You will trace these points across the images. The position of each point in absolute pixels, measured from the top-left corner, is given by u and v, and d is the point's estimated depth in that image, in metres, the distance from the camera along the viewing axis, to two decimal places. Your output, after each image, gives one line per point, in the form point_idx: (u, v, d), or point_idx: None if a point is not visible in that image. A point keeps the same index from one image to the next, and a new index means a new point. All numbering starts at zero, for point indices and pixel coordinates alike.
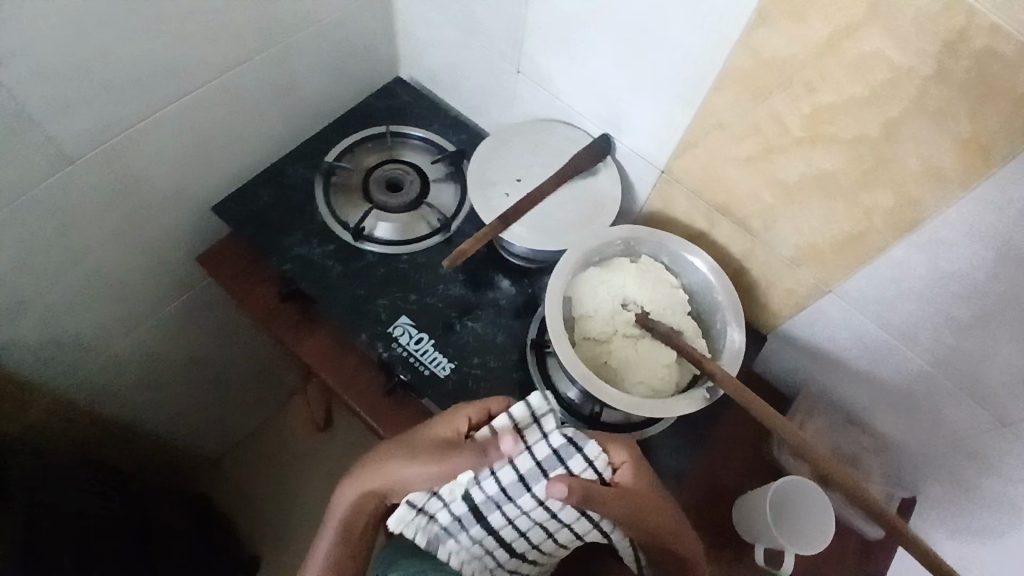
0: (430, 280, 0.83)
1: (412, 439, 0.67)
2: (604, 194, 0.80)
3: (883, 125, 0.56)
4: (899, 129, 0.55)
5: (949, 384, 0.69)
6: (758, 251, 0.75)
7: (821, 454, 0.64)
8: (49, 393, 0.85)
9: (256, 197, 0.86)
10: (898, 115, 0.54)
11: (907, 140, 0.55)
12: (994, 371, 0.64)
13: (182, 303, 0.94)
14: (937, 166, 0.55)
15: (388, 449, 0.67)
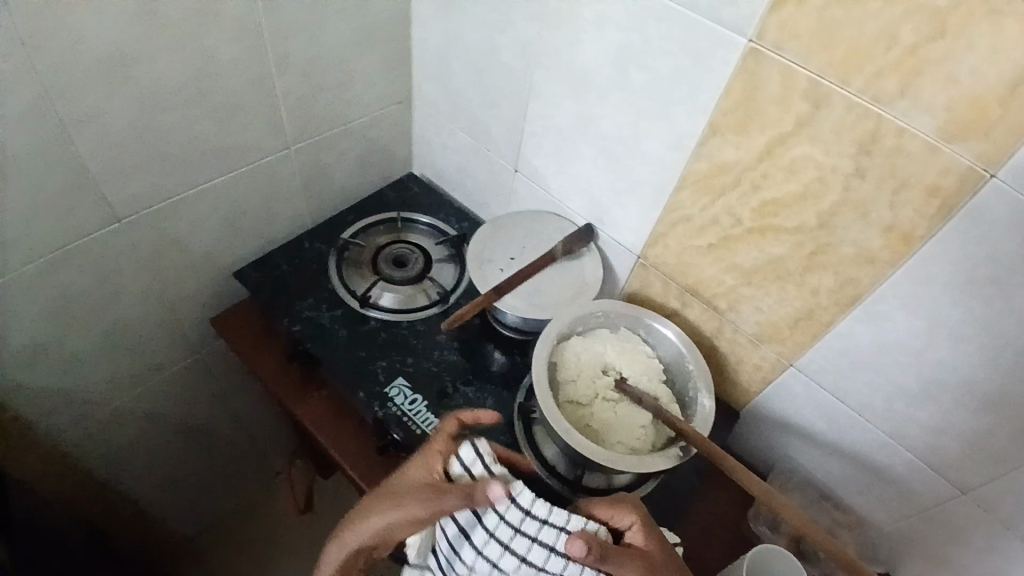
0: (427, 347, 0.90)
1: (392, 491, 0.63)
2: (588, 274, 0.90)
3: (819, 215, 0.66)
4: (834, 219, 0.65)
5: (909, 453, 0.74)
6: (725, 329, 0.84)
7: (789, 510, 0.68)
8: (45, 444, 0.86)
9: (274, 268, 0.95)
10: (827, 207, 0.65)
11: (839, 231, 0.66)
12: (946, 437, 0.69)
13: (188, 364, 0.99)
14: (868, 251, 0.65)
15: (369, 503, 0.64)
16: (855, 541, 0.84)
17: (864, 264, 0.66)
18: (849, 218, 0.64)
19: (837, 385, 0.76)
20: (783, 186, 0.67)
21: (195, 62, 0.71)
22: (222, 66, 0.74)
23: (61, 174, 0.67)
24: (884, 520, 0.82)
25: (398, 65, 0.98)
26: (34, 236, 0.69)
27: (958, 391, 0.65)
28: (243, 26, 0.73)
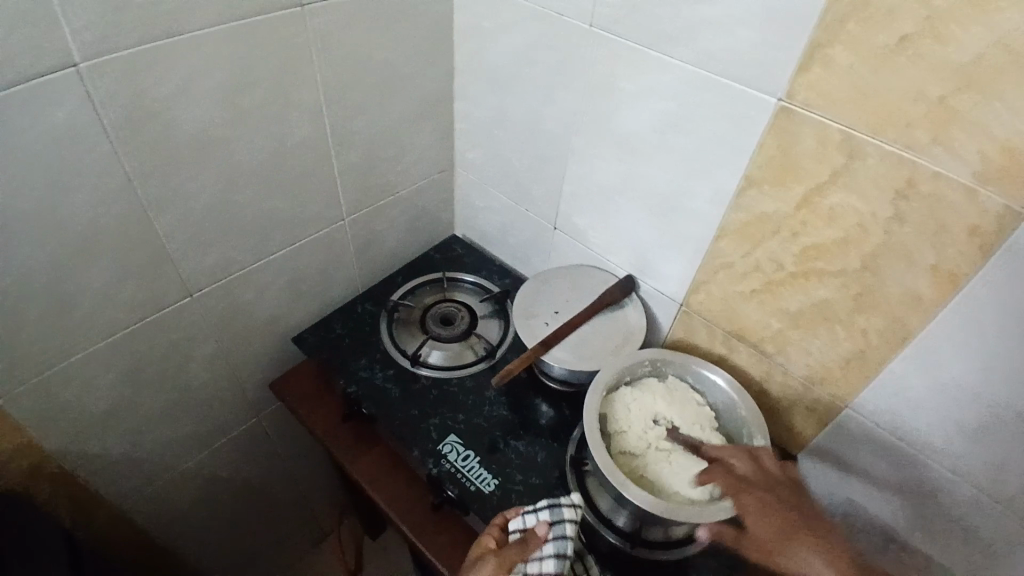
0: (477, 402, 0.92)
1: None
2: (632, 326, 0.92)
3: (863, 258, 0.68)
4: (876, 262, 0.67)
5: (975, 494, 0.72)
6: (776, 374, 0.84)
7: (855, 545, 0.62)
8: (112, 511, 0.89)
9: (330, 330, 1.00)
10: (870, 250, 0.67)
11: (885, 273, 0.67)
12: (1011, 480, 0.67)
13: (248, 427, 1.03)
14: (915, 291, 0.66)
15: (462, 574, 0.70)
16: None
17: (912, 304, 0.67)
18: (892, 260, 0.66)
19: (895, 427, 0.75)
20: (823, 233, 0.70)
21: (265, 147, 0.78)
22: (288, 148, 0.81)
23: (144, 253, 0.73)
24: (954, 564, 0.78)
25: (442, 137, 1.05)
26: (117, 307, 0.74)
27: (1019, 429, 0.64)
28: (308, 112, 0.80)
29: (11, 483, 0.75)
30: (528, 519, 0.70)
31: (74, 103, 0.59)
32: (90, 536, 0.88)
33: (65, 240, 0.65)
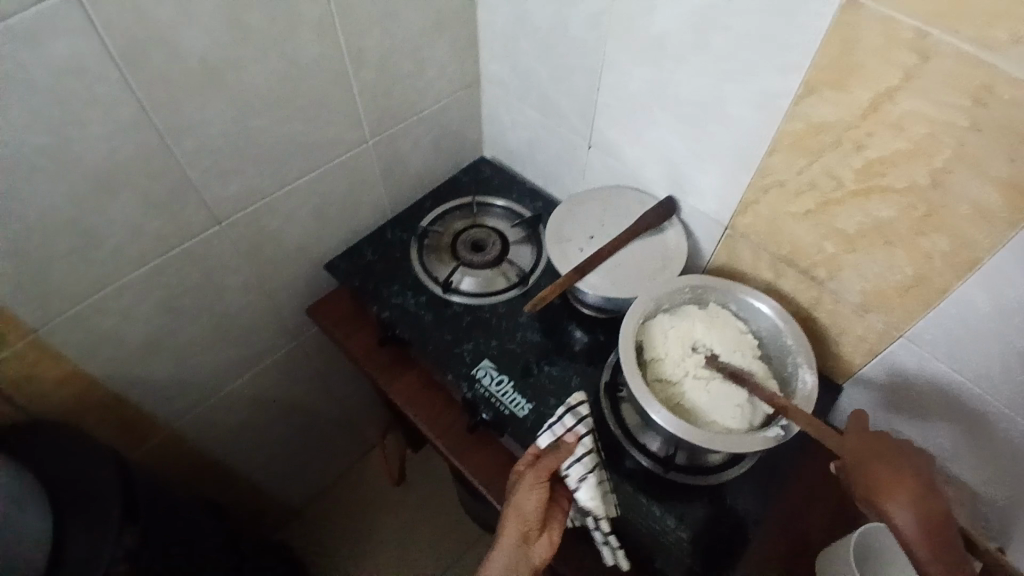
0: (510, 327, 0.91)
1: (501, 532, 0.66)
2: (671, 249, 0.88)
3: (930, 174, 0.61)
4: (946, 177, 0.60)
5: None
6: (825, 299, 0.80)
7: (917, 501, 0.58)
8: (167, 428, 0.95)
9: (361, 256, 0.99)
10: (939, 165, 0.60)
11: (955, 190, 0.60)
12: None
13: (288, 350, 1.06)
14: (988, 211, 0.59)
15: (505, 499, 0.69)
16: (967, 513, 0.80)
17: (983, 225, 0.60)
18: (965, 176, 0.58)
19: (953, 355, 0.70)
20: (887, 146, 0.62)
21: (277, 66, 0.74)
22: (302, 69, 0.77)
23: (166, 183, 0.72)
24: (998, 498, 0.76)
25: (466, 48, 0.97)
26: (146, 239, 0.75)
27: None
28: (319, 27, 0.75)
29: (69, 405, 0.80)
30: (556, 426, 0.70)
31: (72, 33, 0.56)
32: (149, 451, 0.95)
33: (84, 173, 0.64)
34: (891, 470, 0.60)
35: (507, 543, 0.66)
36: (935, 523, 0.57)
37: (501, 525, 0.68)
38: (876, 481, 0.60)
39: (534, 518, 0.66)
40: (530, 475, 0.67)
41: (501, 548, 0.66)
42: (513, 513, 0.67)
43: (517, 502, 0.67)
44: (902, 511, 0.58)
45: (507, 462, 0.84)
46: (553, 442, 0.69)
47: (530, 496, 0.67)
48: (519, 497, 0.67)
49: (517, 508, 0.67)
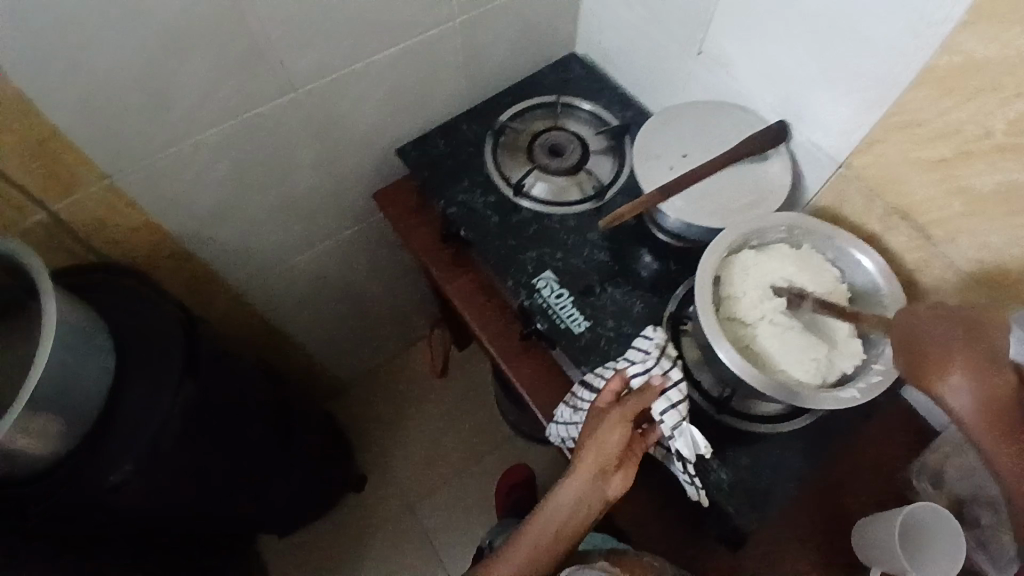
0: (578, 243, 0.87)
1: (577, 462, 0.65)
2: (773, 180, 0.79)
3: None
4: None
5: None
6: (934, 263, 0.71)
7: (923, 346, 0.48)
8: (232, 293, 0.99)
9: (433, 146, 0.95)
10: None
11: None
12: None
13: (351, 233, 1.06)
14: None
15: (585, 433, 0.67)
16: None
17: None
18: None
19: None
20: None
21: None
22: None
23: (241, 42, 0.69)
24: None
25: None
26: (222, 99, 0.73)
27: None
28: None
29: (138, 255, 0.83)
30: (649, 368, 0.70)
31: None
32: (213, 311, 0.99)
33: (161, 20, 0.62)
34: (936, 334, 0.48)
35: (584, 473, 0.64)
36: (998, 404, 0.44)
37: (577, 456, 0.66)
38: (922, 357, 0.47)
39: (613, 455, 0.65)
40: (616, 411, 0.65)
41: (577, 476, 0.64)
42: (593, 445, 0.65)
43: (597, 437, 0.65)
44: (962, 389, 0.45)
45: (555, 375, 0.83)
46: (642, 382, 0.69)
47: (614, 431, 0.65)
48: (603, 431, 0.65)
49: (598, 441, 0.65)
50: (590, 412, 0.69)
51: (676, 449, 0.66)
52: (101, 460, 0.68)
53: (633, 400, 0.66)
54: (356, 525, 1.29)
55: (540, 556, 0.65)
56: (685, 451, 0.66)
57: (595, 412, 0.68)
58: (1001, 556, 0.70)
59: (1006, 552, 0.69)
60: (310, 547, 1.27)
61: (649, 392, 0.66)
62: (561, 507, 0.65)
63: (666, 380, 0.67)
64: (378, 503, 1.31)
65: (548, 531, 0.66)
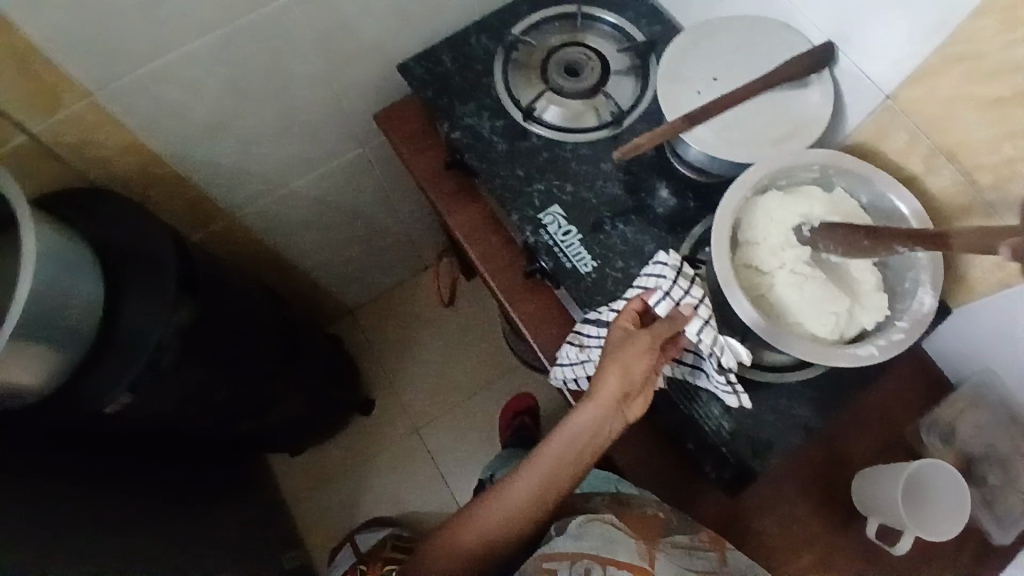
0: (590, 175, 0.81)
1: (601, 389, 0.64)
2: (811, 111, 0.70)
3: None
4: None
5: None
6: (976, 212, 0.64)
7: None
8: (230, 217, 0.96)
9: (437, 60, 0.87)
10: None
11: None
12: None
13: (352, 155, 1.01)
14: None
15: (605, 361, 0.65)
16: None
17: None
18: None
19: None
20: None
21: None
22: None
23: None
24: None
25: None
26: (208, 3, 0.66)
27: None
28: None
29: (128, 175, 0.80)
30: (670, 292, 0.67)
31: None
32: (211, 234, 0.97)
33: None
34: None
35: (608, 401, 0.64)
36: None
37: (598, 384, 0.64)
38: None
39: (640, 380, 0.64)
40: (645, 338, 0.64)
41: (602, 402, 0.64)
42: (620, 372, 0.63)
43: (625, 364, 0.63)
44: None
45: (558, 314, 0.80)
46: (669, 311, 0.66)
47: (642, 359, 0.64)
48: (631, 359, 0.64)
49: (625, 368, 0.63)
50: (610, 334, 0.66)
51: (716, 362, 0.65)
52: (97, 385, 0.68)
53: (662, 326, 0.64)
54: (362, 445, 1.34)
55: (562, 472, 0.67)
56: (722, 364, 0.65)
57: (618, 336, 0.65)
58: (1006, 516, 0.73)
59: (1011, 513, 0.73)
60: (318, 463, 1.33)
61: (679, 319, 0.64)
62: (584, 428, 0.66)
63: (696, 303, 0.65)
64: (383, 424, 1.35)
65: (568, 450, 0.67)
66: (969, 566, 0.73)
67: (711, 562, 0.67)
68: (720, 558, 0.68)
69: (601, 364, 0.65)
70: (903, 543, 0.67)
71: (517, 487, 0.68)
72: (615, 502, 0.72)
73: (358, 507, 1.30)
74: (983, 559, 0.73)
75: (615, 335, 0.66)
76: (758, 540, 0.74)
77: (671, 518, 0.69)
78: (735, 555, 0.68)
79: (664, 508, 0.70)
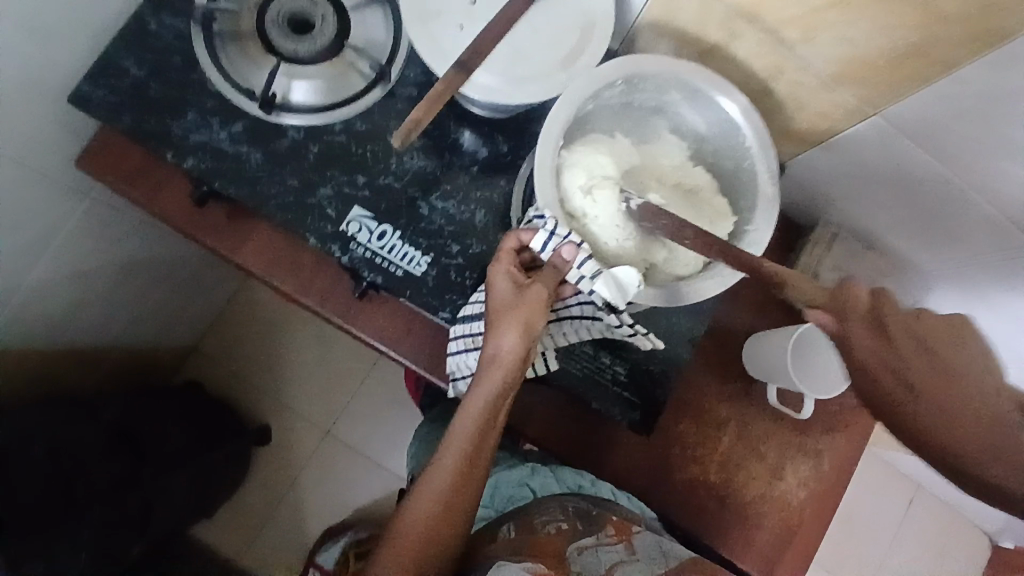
0: (380, 153, 0.66)
1: (498, 364, 0.53)
2: (591, 8, 0.61)
3: None
4: None
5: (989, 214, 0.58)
6: (789, 67, 0.59)
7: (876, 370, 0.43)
8: None
9: (120, 71, 0.64)
10: None
11: None
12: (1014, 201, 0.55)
13: (82, 215, 0.78)
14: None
15: (496, 327, 0.53)
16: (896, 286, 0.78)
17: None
18: None
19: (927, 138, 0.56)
20: None
21: None
22: None
23: None
24: None
25: None
26: None
27: None
28: None
29: None
30: (557, 229, 0.53)
31: None
32: None
33: None
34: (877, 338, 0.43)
35: (507, 375, 0.53)
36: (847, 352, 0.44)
37: (494, 356, 0.53)
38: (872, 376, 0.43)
39: (537, 339, 0.53)
40: (539, 288, 0.52)
41: (501, 379, 0.53)
42: (518, 334, 0.52)
43: (523, 323, 0.52)
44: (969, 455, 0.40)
45: (410, 319, 0.69)
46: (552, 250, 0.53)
47: (541, 313, 0.52)
48: (529, 315, 0.52)
49: (524, 328, 0.52)
50: (495, 289, 0.54)
51: (600, 300, 0.52)
52: None
53: (549, 270, 0.53)
54: (281, 473, 1.25)
55: (473, 466, 0.56)
56: (609, 300, 0.52)
57: (506, 292, 0.53)
58: None
59: None
60: (246, 511, 1.24)
61: (563, 264, 0.53)
62: (484, 411, 0.54)
63: (578, 244, 0.53)
64: (290, 443, 1.26)
65: (474, 440, 0.55)
66: None
67: (620, 554, 0.62)
68: (629, 549, 0.63)
69: (492, 332, 0.53)
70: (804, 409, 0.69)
71: (425, 503, 0.55)
72: (521, 527, 0.64)
73: (306, 528, 1.23)
74: None
75: (501, 291, 0.53)
76: (683, 446, 0.75)
77: (575, 525, 0.64)
78: (642, 541, 0.64)
79: (568, 515, 0.65)
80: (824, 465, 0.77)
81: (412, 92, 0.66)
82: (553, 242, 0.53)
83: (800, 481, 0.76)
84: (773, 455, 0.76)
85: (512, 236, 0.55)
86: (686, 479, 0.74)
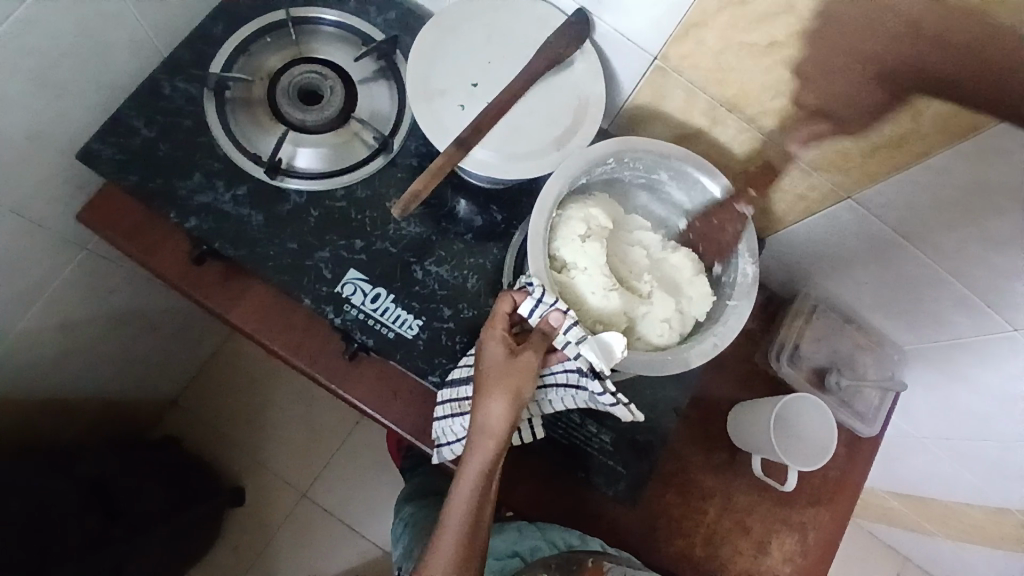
0: (377, 218, 0.68)
1: (489, 432, 0.53)
2: (586, 91, 0.64)
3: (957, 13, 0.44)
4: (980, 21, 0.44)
5: (963, 288, 0.63)
6: (768, 154, 0.63)
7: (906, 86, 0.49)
8: None
9: (130, 131, 0.66)
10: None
11: None
12: (997, 280, 0.60)
13: (78, 264, 0.78)
14: None
15: (486, 396, 0.53)
16: (875, 364, 0.80)
17: None
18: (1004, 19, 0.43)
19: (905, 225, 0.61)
20: None
21: None
22: None
23: None
24: (935, 351, 0.75)
25: None
26: None
27: None
28: None
29: None
30: (543, 296, 0.54)
31: None
32: None
33: None
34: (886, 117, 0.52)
35: (498, 443, 0.53)
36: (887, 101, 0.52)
37: (484, 422, 0.53)
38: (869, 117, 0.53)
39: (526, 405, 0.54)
40: (529, 354, 0.53)
41: (491, 447, 0.53)
42: (504, 401, 0.52)
43: (511, 390, 0.52)
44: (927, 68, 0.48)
45: (398, 380, 0.69)
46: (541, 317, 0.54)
47: (529, 378, 0.53)
48: (518, 382, 0.53)
49: (510, 395, 0.52)
50: (486, 356, 0.54)
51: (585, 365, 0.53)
52: None
53: (538, 336, 0.54)
54: (252, 538, 1.20)
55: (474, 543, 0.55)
56: (593, 366, 0.53)
57: (497, 359, 0.54)
58: (867, 410, 0.79)
59: (871, 405, 0.79)
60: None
61: (551, 330, 0.54)
62: (477, 484, 0.54)
63: (564, 310, 0.54)
64: (264, 503, 1.21)
65: (471, 516, 0.54)
66: (846, 457, 0.79)
67: None
68: None
69: (481, 399, 0.53)
70: (790, 482, 0.69)
71: None
72: None
73: None
74: (851, 445, 0.79)
75: (491, 358, 0.54)
76: (668, 519, 0.74)
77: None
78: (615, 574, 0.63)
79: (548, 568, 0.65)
80: (809, 539, 0.77)
81: (412, 162, 0.69)
82: (540, 308, 0.54)
83: (785, 556, 0.76)
84: (759, 528, 0.76)
85: (505, 298, 0.55)
86: (673, 553, 0.73)
